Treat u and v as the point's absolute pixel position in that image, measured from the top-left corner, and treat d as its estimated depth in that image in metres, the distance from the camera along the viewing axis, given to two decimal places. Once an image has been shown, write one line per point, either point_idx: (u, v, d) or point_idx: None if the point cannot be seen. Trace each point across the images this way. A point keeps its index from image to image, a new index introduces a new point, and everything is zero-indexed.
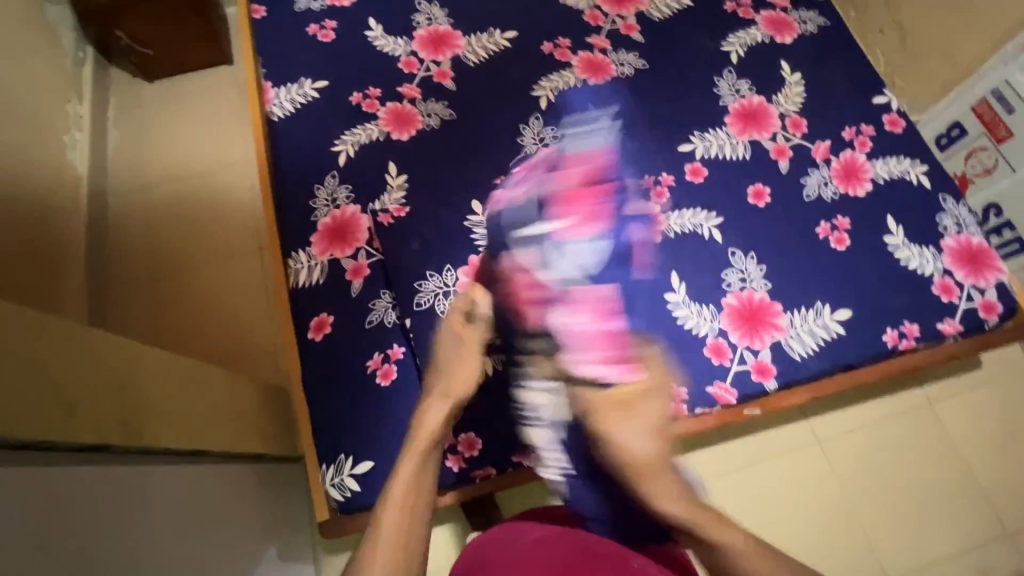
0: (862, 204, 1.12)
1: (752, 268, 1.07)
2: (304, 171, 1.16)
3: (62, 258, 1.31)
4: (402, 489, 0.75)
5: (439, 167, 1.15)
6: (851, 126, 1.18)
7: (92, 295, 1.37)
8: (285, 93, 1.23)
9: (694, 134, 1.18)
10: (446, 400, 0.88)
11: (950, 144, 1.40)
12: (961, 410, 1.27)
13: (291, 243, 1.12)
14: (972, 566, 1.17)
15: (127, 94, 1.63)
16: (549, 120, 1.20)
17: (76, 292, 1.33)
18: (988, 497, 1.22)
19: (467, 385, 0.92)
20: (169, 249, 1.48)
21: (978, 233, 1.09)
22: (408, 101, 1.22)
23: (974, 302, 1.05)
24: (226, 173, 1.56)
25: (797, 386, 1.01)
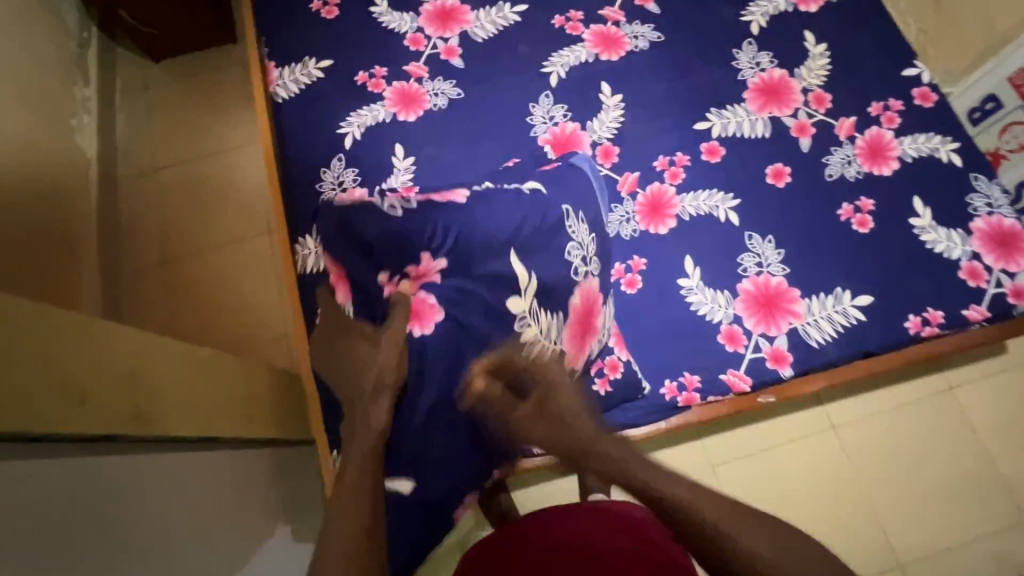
0: (887, 185, 1.07)
1: (769, 252, 1.03)
2: (310, 154, 1.14)
3: (74, 249, 1.31)
4: (344, 515, 0.65)
5: (447, 148, 1.13)
6: (878, 101, 1.13)
7: (106, 285, 1.38)
8: (289, 73, 1.20)
9: (711, 112, 1.13)
10: (380, 401, 0.74)
11: (983, 119, 1.32)
12: (982, 396, 1.24)
13: (299, 228, 1.11)
14: (986, 554, 1.15)
15: (133, 75, 1.61)
16: (559, 98, 1.16)
17: (91, 282, 1.34)
18: (1007, 485, 1.19)
19: (397, 377, 0.74)
20: (179, 232, 1.48)
21: (1012, 214, 1.04)
22: (415, 80, 1.18)
23: (1003, 287, 1.00)
24: (234, 155, 1.55)
25: (813, 372, 0.99)
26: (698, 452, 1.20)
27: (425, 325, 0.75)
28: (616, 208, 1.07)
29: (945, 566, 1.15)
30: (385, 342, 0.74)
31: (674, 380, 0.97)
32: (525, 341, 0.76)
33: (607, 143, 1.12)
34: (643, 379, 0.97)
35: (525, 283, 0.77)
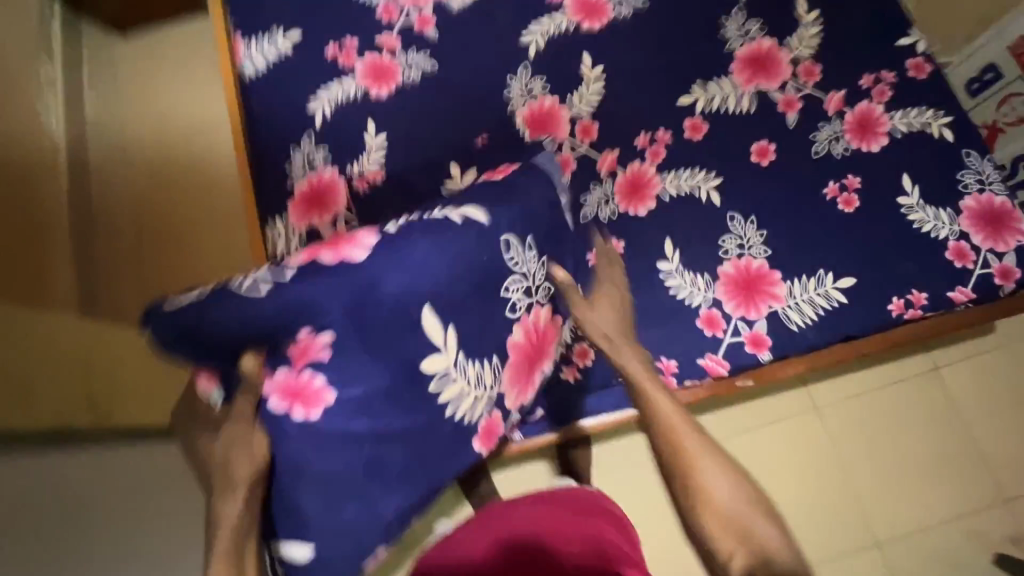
0: (876, 162, 1.03)
1: (751, 233, 1.00)
2: (280, 133, 1.10)
3: (53, 240, 1.25)
4: None
5: (421, 127, 1.08)
6: (871, 72, 1.08)
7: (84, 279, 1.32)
8: (257, 47, 1.15)
9: (695, 85, 1.08)
10: (234, 492, 0.61)
11: (981, 91, 1.27)
12: (968, 376, 1.23)
13: (268, 212, 1.07)
14: (965, 532, 1.16)
15: (102, 51, 1.55)
16: (537, 71, 1.11)
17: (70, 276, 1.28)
18: (988, 464, 1.19)
19: (253, 467, 0.62)
20: (154, 216, 1.45)
21: (1003, 192, 1.01)
22: (387, 53, 1.13)
23: (990, 268, 0.98)
24: (208, 135, 1.51)
25: (793, 356, 0.97)
26: None
27: (311, 409, 0.63)
28: (595, 188, 1.03)
29: (923, 544, 1.15)
30: (227, 435, 0.62)
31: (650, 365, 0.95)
32: (447, 401, 0.71)
33: (587, 120, 1.08)
34: None
35: (441, 338, 0.68)
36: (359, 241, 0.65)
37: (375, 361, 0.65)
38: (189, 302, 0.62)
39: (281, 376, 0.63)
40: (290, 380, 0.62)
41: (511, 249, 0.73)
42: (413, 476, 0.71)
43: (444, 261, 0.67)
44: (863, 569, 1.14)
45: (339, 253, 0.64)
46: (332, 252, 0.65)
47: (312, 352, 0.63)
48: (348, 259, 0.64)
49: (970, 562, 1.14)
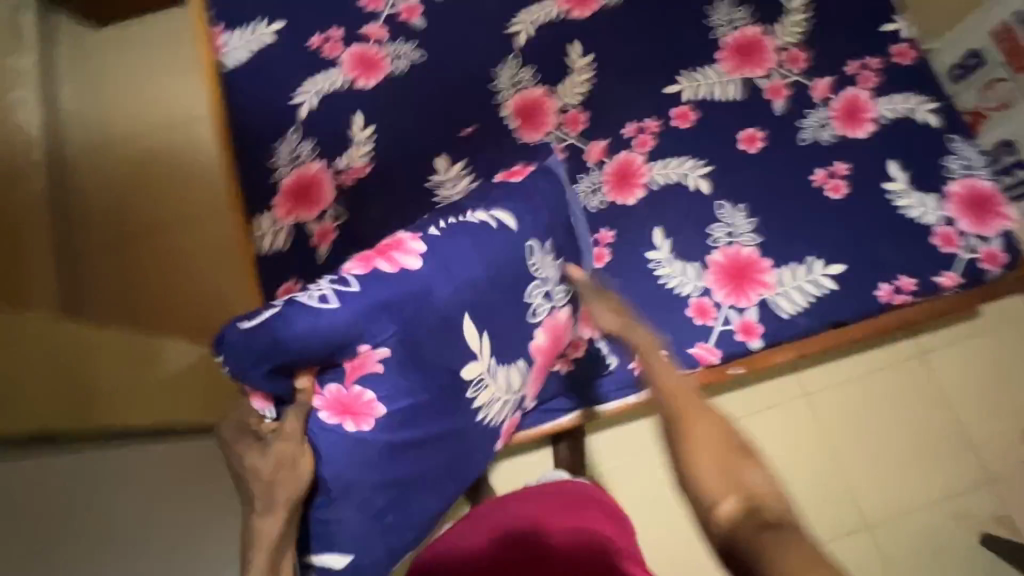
0: (864, 148, 1.03)
1: (740, 221, 1.00)
2: (264, 126, 1.08)
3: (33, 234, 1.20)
4: None
5: (408, 119, 1.07)
6: (857, 59, 1.08)
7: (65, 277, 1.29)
8: (238, 38, 1.12)
9: (683, 73, 1.08)
10: (274, 512, 0.64)
11: (966, 77, 1.28)
12: (954, 360, 1.24)
13: (252, 207, 1.05)
14: (954, 513, 1.18)
15: (77, 44, 1.51)
16: (525, 60, 1.09)
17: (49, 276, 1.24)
18: (974, 447, 1.21)
19: (299, 486, 0.65)
20: (134, 211, 1.42)
21: (988, 176, 1.01)
22: (371, 43, 1.11)
23: (977, 252, 0.98)
24: (189, 129, 1.47)
25: (783, 343, 0.97)
26: None
27: (362, 422, 0.68)
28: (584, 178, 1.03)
29: (912, 526, 1.17)
30: (278, 453, 0.64)
31: None
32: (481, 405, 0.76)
33: (575, 109, 1.07)
34: (609, 356, 0.96)
35: (478, 344, 0.73)
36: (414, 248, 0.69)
37: (416, 378, 0.69)
38: (255, 328, 0.62)
39: (333, 392, 0.67)
40: (343, 397, 0.67)
41: (533, 255, 0.77)
42: (445, 483, 0.78)
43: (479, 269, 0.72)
44: (854, 552, 1.16)
45: (395, 260, 0.68)
46: (389, 260, 0.67)
47: (365, 370, 0.67)
48: (407, 267, 0.68)
49: (958, 543, 1.16)
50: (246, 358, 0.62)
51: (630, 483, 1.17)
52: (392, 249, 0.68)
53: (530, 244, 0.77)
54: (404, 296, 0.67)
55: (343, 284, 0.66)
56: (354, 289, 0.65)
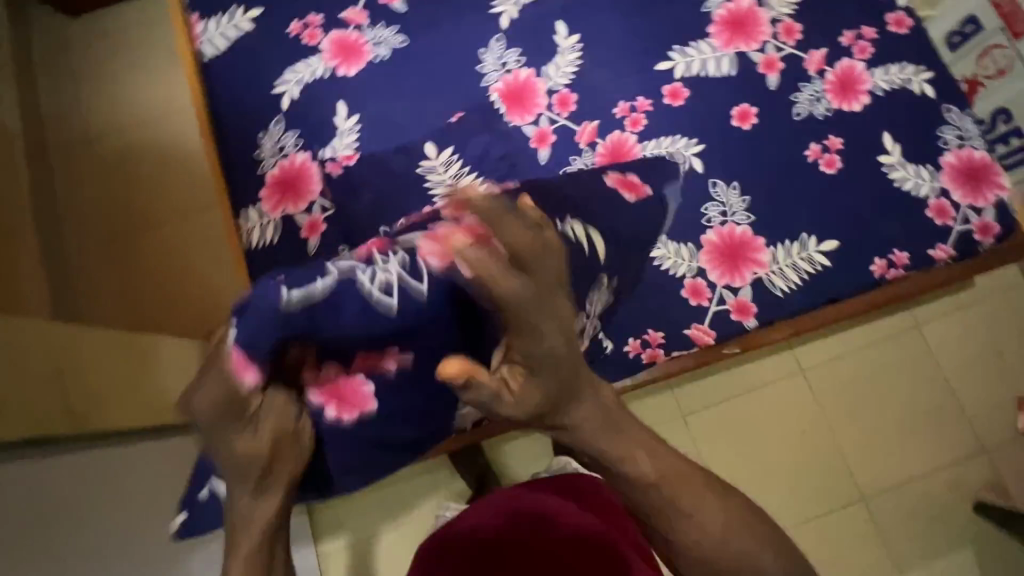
0: (857, 122, 1.02)
1: (733, 199, 1.00)
2: (247, 118, 1.06)
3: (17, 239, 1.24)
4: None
5: (393, 105, 1.05)
6: (851, 29, 1.05)
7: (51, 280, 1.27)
8: (215, 26, 1.09)
9: (673, 50, 1.05)
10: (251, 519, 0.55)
11: (962, 44, 1.25)
12: (948, 332, 1.25)
13: (239, 200, 1.03)
14: (945, 483, 1.20)
15: (52, 38, 1.47)
16: (511, 42, 1.07)
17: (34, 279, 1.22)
18: (966, 416, 1.22)
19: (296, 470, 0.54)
20: (119, 204, 1.40)
21: (982, 146, 1.00)
22: (353, 28, 1.08)
23: (970, 224, 0.98)
24: (172, 121, 1.45)
25: (777, 322, 0.97)
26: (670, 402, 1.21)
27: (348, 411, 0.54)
28: (575, 160, 1.01)
29: (906, 496, 1.19)
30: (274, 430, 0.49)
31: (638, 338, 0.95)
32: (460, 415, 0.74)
33: (565, 90, 1.04)
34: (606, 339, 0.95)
35: None
36: (498, 222, 0.50)
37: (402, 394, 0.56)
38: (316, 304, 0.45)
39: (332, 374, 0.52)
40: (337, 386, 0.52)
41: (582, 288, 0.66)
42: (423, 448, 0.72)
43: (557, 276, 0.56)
44: (849, 524, 1.18)
45: (472, 239, 0.49)
46: (471, 236, 0.49)
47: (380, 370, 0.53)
48: (489, 254, 0.50)
49: (951, 511, 1.19)
50: (266, 338, 0.44)
51: None
52: (468, 234, 0.48)
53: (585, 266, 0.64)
54: (453, 318, 0.51)
55: (413, 275, 0.47)
56: (423, 284, 0.47)
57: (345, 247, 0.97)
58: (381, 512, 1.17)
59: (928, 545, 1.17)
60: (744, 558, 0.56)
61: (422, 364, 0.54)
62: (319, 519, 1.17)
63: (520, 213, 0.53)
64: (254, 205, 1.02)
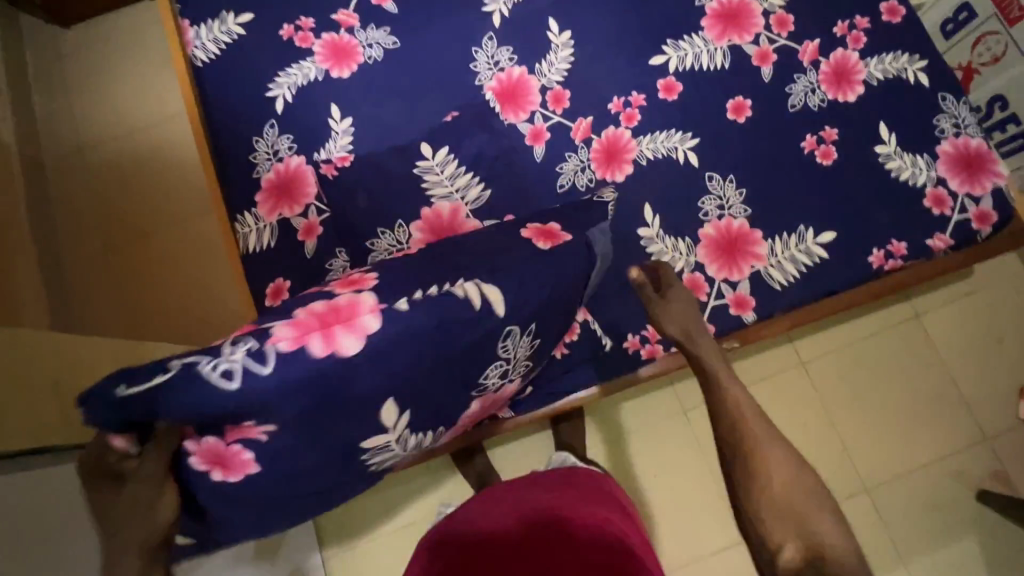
0: (852, 112, 1.02)
1: (730, 193, 0.99)
2: (240, 122, 1.05)
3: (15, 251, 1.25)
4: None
5: (387, 106, 1.04)
6: (845, 19, 1.05)
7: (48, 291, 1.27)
8: (206, 31, 1.09)
9: (667, 44, 1.05)
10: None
11: (956, 32, 1.25)
12: (948, 321, 1.25)
13: (235, 205, 1.03)
14: (947, 472, 1.20)
15: (44, 46, 1.47)
16: (503, 40, 1.07)
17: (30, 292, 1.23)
18: (968, 405, 1.22)
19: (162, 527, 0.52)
20: (116, 213, 1.40)
21: (979, 134, 1.00)
22: (344, 30, 1.08)
23: (967, 213, 0.98)
24: (167, 127, 1.44)
25: (778, 315, 0.97)
26: (672, 398, 1.21)
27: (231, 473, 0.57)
28: (570, 158, 1.01)
29: (908, 486, 1.19)
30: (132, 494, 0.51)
31: (637, 334, 0.95)
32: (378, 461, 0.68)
33: (558, 87, 1.04)
34: (604, 335, 0.95)
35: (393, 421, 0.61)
36: (363, 324, 0.55)
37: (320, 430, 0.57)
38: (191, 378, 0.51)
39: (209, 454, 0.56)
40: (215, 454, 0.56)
41: (512, 338, 0.67)
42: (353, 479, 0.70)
43: (457, 338, 0.61)
44: (853, 514, 1.18)
45: (331, 339, 0.54)
46: (324, 338, 0.54)
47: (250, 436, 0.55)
48: (339, 351, 0.54)
49: (953, 500, 1.19)
50: (113, 416, 0.51)
51: (629, 455, 1.19)
52: (339, 320, 0.55)
53: (512, 328, 0.66)
54: (414, 347, 0.58)
55: (258, 359, 0.52)
56: (265, 372, 0.52)
57: (342, 249, 0.98)
58: (384, 512, 1.17)
59: (933, 534, 1.17)
60: (794, 528, 0.53)
61: (288, 430, 0.55)
62: (323, 520, 1.17)
63: (402, 308, 0.57)
64: (250, 210, 1.02)
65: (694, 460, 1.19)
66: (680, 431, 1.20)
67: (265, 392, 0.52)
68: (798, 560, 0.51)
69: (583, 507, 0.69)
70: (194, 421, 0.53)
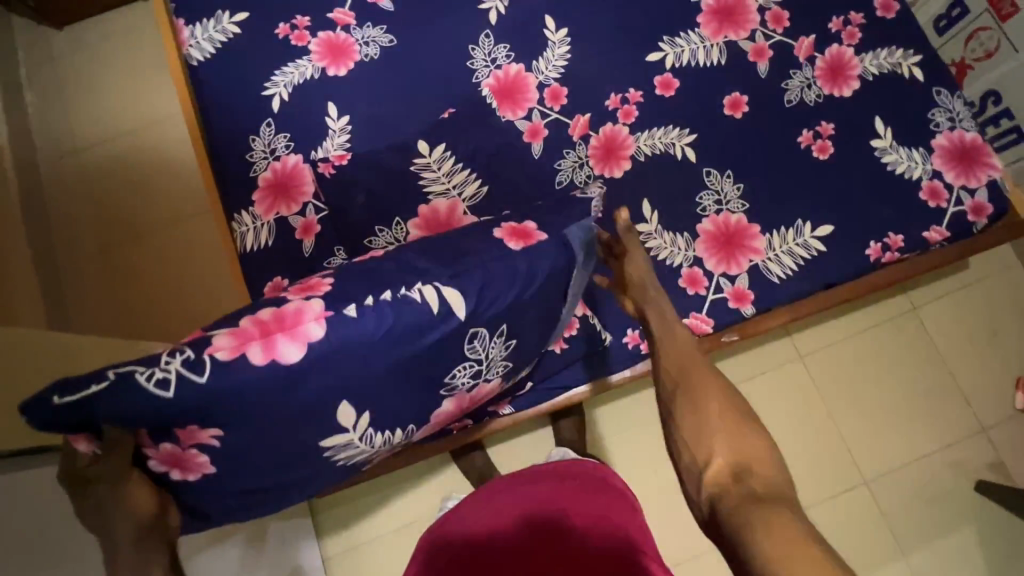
0: (847, 107, 1.02)
1: (728, 188, 1.00)
2: (236, 122, 1.05)
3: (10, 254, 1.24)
4: None
5: (384, 104, 1.04)
6: (839, 15, 1.06)
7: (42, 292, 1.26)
8: (201, 31, 1.08)
9: (663, 40, 1.05)
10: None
11: (949, 28, 1.26)
12: (945, 314, 1.26)
13: (232, 205, 1.03)
14: (946, 464, 1.20)
15: (38, 48, 1.46)
16: (499, 37, 1.07)
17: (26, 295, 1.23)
18: (965, 397, 1.23)
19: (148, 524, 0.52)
20: (112, 215, 1.39)
21: (973, 127, 1.01)
22: (341, 28, 1.07)
23: (963, 205, 0.98)
24: (162, 128, 1.44)
25: (776, 308, 0.98)
26: None
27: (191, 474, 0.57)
28: (568, 154, 1.01)
29: (907, 478, 1.20)
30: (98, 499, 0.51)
31: (636, 329, 0.95)
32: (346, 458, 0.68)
33: (555, 84, 1.04)
34: (604, 331, 0.94)
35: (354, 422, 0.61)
36: (306, 331, 0.53)
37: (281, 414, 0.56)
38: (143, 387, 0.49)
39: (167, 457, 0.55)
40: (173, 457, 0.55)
41: (478, 340, 0.65)
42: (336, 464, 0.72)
43: (404, 340, 0.58)
44: (852, 507, 1.18)
45: (272, 348, 0.52)
46: (264, 346, 0.52)
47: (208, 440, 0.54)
48: (281, 360, 0.52)
49: (952, 491, 1.19)
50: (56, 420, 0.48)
51: (629, 452, 1.19)
52: (282, 328, 0.53)
53: (478, 329, 0.64)
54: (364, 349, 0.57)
55: (195, 368, 0.50)
56: (201, 381, 0.50)
57: (341, 247, 0.97)
58: (385, 511, 1.17)
59: (932, 526, 1.17)
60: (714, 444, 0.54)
61: (243, 425, 0.54)
62: (323, 520, 1.16)
63: (350, 315, 0.55)
64: (247, 208, 1.01)
65: None
66: None
67: (201, 398, 0.50)
68: (724, 472, 0.52)
69: (586, 505, 0.69)
70: (145, 420, 0.50)
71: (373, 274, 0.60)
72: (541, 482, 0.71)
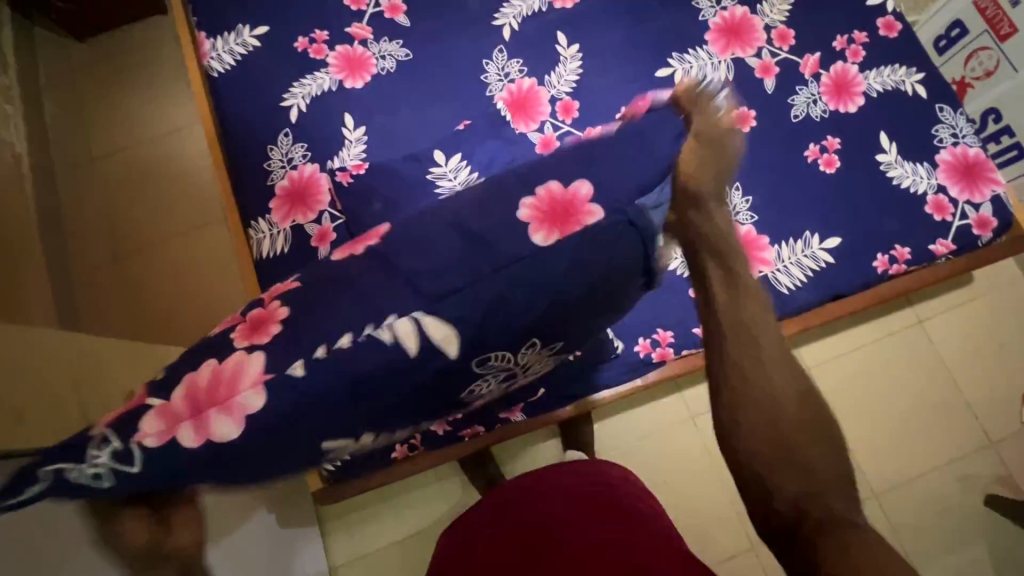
0: (853, 122, 1.05)
1: (737, 199, 1.01)
2: (255, 131, 1.07)
3: (28, 258, 1.24)
4: None
5: (399, 115, 1.07)
6: (843, 34, 1.09)
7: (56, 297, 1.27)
8: (222, 43, 1.11)
9: (672, 57, 1.08)
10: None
11: (949, 47, 1.29)
12: (950, 327, 1.27)
13: (249, 212, 1.05)
14: (955, 477, 1.20)
15: (60, 60, 1.49)
16: (513, 52, 1.09)
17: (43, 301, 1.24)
18: (972, 410, 1.23)
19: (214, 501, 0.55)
20: (128, 224, 1.41)
21: (976, 143, 1.03)
22: (358, 42, 1.10)
23: (968, 219, 1.00)
24: (179, 138, 1.46)
25: (785, 318, 0.99)
26: (679, 404, 1.22)
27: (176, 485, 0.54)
28: None
29: (916, 491, 1.19)
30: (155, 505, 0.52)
31: (647, 337, 0.96)
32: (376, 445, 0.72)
33: (567, 98, 1.07)
34: (616, 339, 0.95)
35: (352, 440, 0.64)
36: (242, 403, 0.51)
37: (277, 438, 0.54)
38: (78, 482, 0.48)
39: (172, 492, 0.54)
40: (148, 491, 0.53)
41: (493, 357, 0.62)
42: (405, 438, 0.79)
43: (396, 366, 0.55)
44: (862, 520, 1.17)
45: (206, 425, 0.51)
46: (196, 426, 0.51)
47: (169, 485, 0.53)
48: (215, 438, 0.51)
49: (962, 505, 1.19)
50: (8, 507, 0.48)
51: (638, 462, 1.19)
52: (215, 403, 0.51)
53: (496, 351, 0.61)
54: (341, 384, 0.54)
55: (126, 460, 0.49)
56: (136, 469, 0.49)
57: None
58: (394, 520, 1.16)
59: (942, 540, 1.17)
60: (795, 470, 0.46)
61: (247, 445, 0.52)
62: (331, 529, 1.15)
63: (318, 357, 0.53)
64: (264, 216, 1.03)
65: (703, 466, 1.19)
66: (689, 438, 1.20)
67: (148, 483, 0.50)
68: None
69: (618, 493, 0.69)
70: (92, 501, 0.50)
71: (362, 289, 0.56)
72: (577, 476, 0.72)
